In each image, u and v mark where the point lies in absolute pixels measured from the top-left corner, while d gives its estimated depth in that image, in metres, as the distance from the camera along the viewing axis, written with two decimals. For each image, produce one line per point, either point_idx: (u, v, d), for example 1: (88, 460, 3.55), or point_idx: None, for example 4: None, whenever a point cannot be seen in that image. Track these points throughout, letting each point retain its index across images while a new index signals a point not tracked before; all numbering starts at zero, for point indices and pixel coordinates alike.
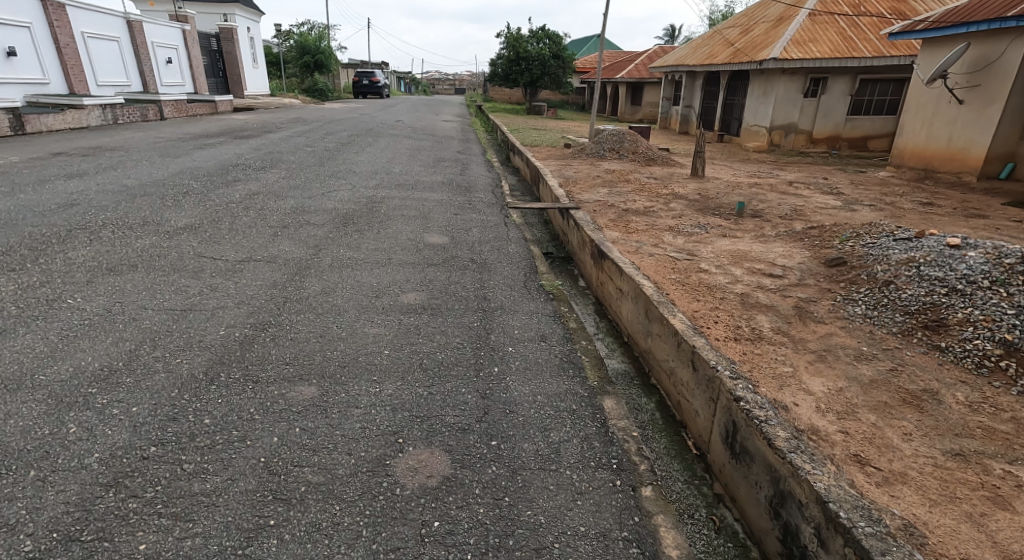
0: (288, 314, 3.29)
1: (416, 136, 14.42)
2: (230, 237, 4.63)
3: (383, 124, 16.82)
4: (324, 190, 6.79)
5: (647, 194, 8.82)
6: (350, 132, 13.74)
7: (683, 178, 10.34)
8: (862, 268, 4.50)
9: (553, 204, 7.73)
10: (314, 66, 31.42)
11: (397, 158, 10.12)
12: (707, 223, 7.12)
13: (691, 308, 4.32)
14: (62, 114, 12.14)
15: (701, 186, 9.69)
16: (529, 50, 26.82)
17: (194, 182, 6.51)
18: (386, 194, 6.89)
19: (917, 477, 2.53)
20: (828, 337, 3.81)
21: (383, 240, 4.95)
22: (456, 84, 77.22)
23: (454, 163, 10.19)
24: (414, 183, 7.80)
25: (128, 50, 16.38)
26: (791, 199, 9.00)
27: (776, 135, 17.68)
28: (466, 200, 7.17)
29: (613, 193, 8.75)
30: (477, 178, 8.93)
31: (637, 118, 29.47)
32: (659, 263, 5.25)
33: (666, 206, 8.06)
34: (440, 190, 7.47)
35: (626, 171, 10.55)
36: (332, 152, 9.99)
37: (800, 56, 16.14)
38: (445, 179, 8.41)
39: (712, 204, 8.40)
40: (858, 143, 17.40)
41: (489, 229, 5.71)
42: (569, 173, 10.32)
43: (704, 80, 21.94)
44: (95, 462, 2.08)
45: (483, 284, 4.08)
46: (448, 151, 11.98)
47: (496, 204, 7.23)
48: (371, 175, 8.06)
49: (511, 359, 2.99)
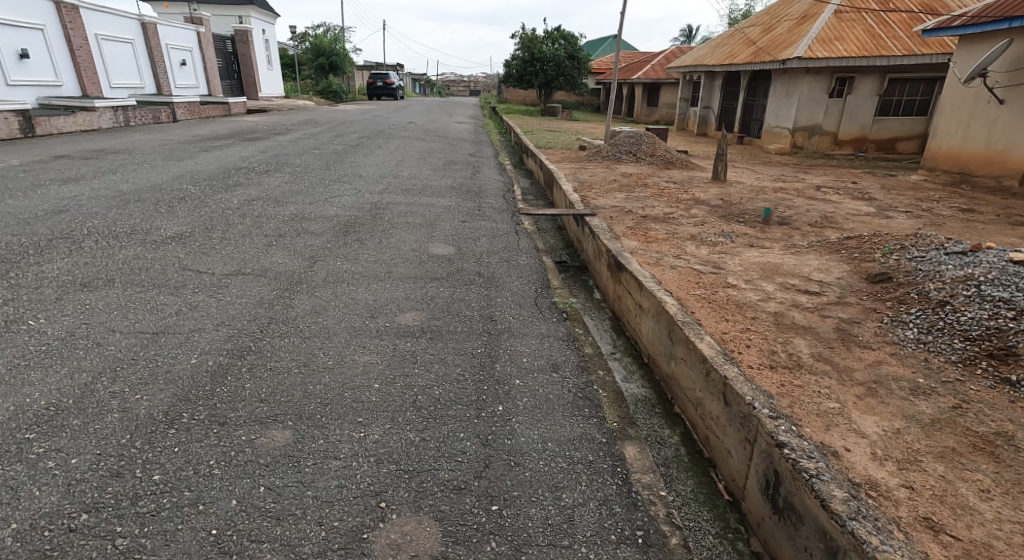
0: (272, 338, 2.96)
1: (427, 138, 14.14)
2: (222, 247, 4.32)
3: (395, 126, 16.58)
4: (328, 195, 6.50)
5: (667, 199, 8.42)
6: (361, 134, 13.49)
7: (703, 182, 9.91)
8: (911, 286, 4.08)
9: (567, 210, 7.36)
10: (328, 68, 31.41)
11: (406, 161, 9.81)
12: (732, 230, 6.72)
13: (719, 329, 3.92)
14: (73, 116, 12.04)
15: (722, 191, 9.26)
16: (544, 50, 26.46)
17: (193, 187, 6.25)
18: (393, 200, 6.57)
19: (1004, 551, 2.13)
20: (877, 366, 3.39)
21: (384, 250, 4.61)
22: (471, 86, 77.17)
23: (466, 167, 9.85)
24: (423, 188, 7.48)
25: (143, 53, 16.33)
26: (820, 205, 8.53)
27: (799, 137, 17.21)
28: (476, 205, 6.84)
29: (630, 197, 8.37)
30: (488, 182, 8.58)
31: (653, 120, 28.95)
32: (682, 276, 4.86)
33: (688, 212, 7.66)
34: (449, 196, 7.13)
35: (644, 175, 10.14)
36: (340, 156, 9.69)
37: (826, 55, 15.59)
38: (456, 184, 8.08)
39: (736, 210, 7.97)
40: (886, 145, 16.79)
41: (498, 239, 5.35)
42: (585, 176, 9.95)
43: (723, 80, 21.42)
44: (11, 536, 1.76)
45: (490, 302, 3.72)
46: (460, 154, 11.67)
47: (507, 211, 6.87)
48: (378, 180, 7.74)
49: (518, 395, 2.62)
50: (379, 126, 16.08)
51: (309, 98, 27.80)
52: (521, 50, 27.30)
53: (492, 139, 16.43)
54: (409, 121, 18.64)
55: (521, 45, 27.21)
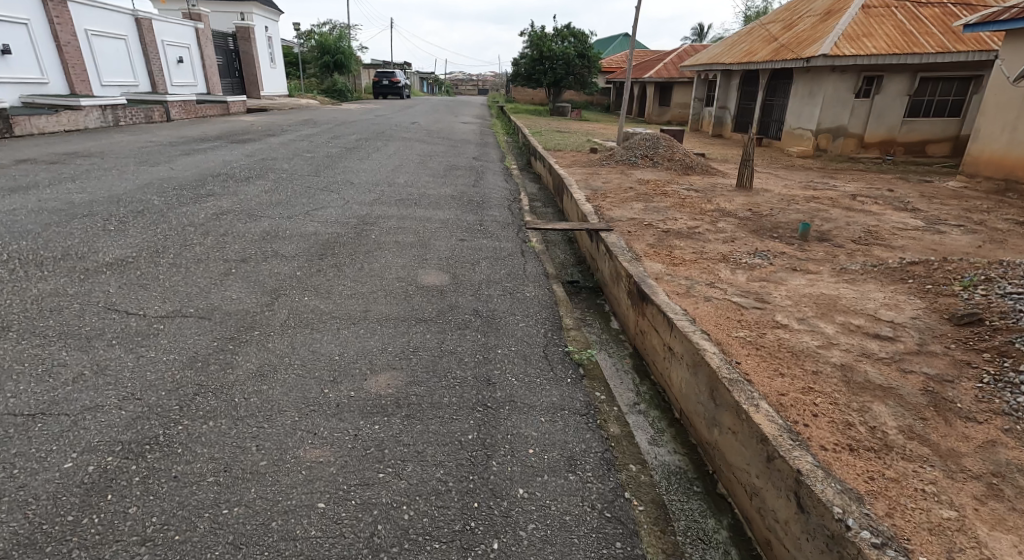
0: (190, 423, 2.21)
1: (430, 140, 13.41)
2: (167, 278, 3.58)
3: (398, 126, 15.89)
4: (313, 208, 5.76)
5: (690, 210, 7.64)
6: (360, 136, 12.77)
7: (727, 190, 9.13)
8: (1012, 334, 3.31)
9: (580, 223, 6.62)
10: (334, 66, 30.74)
11: (404, 166, 9.08)
12: (766, 249, 5.95)
13: (775, 388, 3.14)
14: (57, 115, 11.37)
15: (749, 201, 8.46)
16: (554, 49, 25.64)
17: (158, 197, 5.53)
18: (385, 213, 5.82)
19: None
20: (992, 450, 2.61)
21: (363, 279, 3.88)
22: (478, 85, 76.39)
23: (469, 172, 9.10)
24: (420, 198, 6.73)
25: (138, 49, 15.61)
26: (859, 217, 7.73)
27: (822, 139, 16.38)
28: (478, 218, 6.10)
29: (649, 208, 7.60)
30: (493, 190, 7.83)
31: (665, 120, 28.05)
32: (720, 310, 4.09)
33: (714, 226, 6.89)
34: (448, 208, 6.37)
35: (662, 182, 9.34)
36: (333, 160, 8.96)
37: (854, 51, 14.78)
38: (457, 193, 7.33)
39: (768, 223, 7.20)
40: (915, 148, 16.10)
41: (501, 263, 4.60)
42: (598, 183, 9.16)
43: (741, 79, 20.59)
44: None
45: (488, 355, 2.98)
46: (464, 158, 10.91)
47: (513, 226, 6.11)
48: (372, 189, 7.02)
49: (521, 520, 1.96)
50: (380, 127, 15.36)
51: (312, 97, 27.12)
52: (530, 48, 26.49)
53: (498, 140, 15.66)
54: (413, 121, 17.94)
55: (530, 43, 26.40)
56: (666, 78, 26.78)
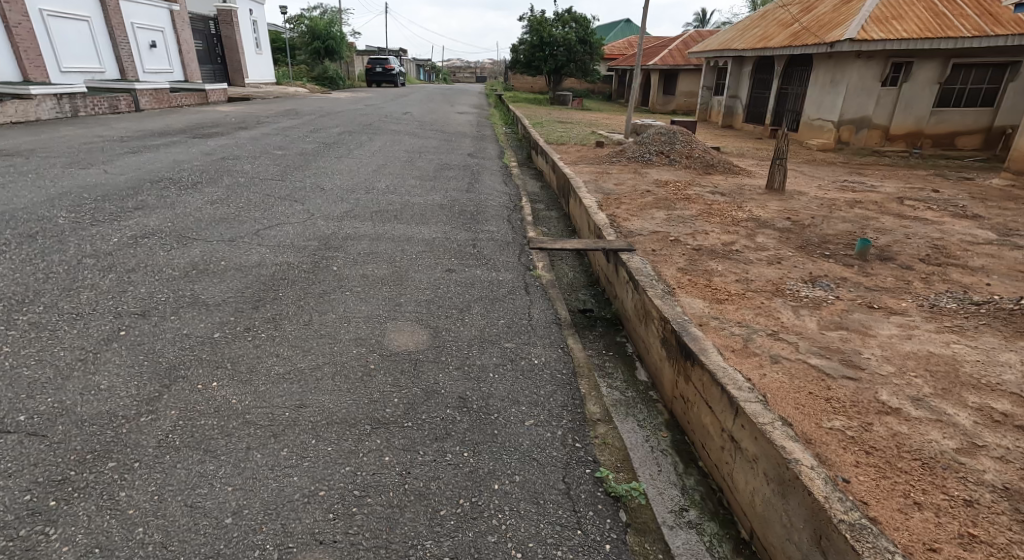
0: None
1: (421, 132, 12.29)
2: (15, 350, 2.54)
3: (389, 116, 14.76)
4: (266, 224, 4.68)
5: (720, 219, 6.61)
6: (345, 128, 11.65)
7: (757, 193, 8.10)
8: None
9: (594, 240, 5.60)
10: (325, 52, 29.42)
11: (390, 165, 8.00)
12: (825, 275, 4.93)
13: (921, 536, 2.08)
14: (3, 105, 10.19)
15: (785, 207, 7.42)
16: (554, 34, 24.39)
17: (68, 211, 4.44)
18: (354, 230, 4.74)
19: None
20: None
21: (306, 341, 2.82)
22: (476, 72, 74.61)
23: (464, 173, 8.01)
24: (404, 208, 5.65)
25: (104, 32, 14.34)
26: (916, 227, 6.72)
27: (845, 131, 15.54)
28: (472, 235, 5.04)
29: (673, 217, 6.57)
30: (490, 196, 6.76)
31: (670, 110, 26.84)
32: (798, 377, 3.03)
33: (753, 240, 5.86)
34: (436, 221, 5.30)
35: (682, 184, 8.28)
36: (307, 158, 7.85)
37: (882, 35, 13.81)
38: (448, 200, 6.27)
39: (814, 236, 6.18)
40: (943, 141, 15.26)
41: (499, 306, 3.55)
42: (610, 185, 8.10)
43: (754, 66, 19.51)
44: None
45: (464, 486, 2.10)
46: (458, 154, 9.81)
47: (514, 243, 5.06)
48: (347, 196, 5.93)
49: None
50: (369, 118, 14.20)
51: (301, 84, 25.81)
52: (529, 33, 25.18)
53: (496, 132, 14.54)
54: (404, 111, 16.80)
55: (529, 28, 25.10)
56: (672, 66, 25.57)
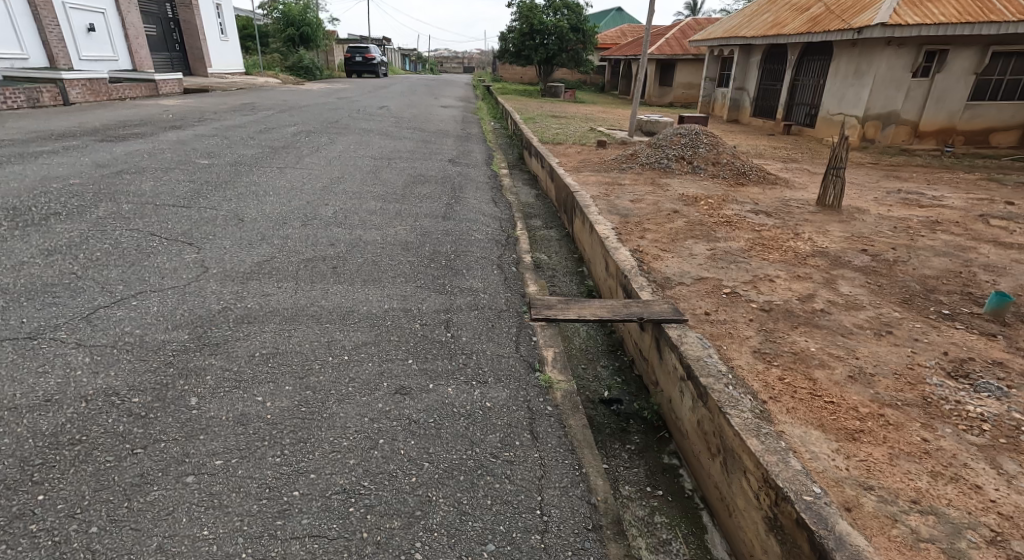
0: None
1: (395, 130, 10.59)
2: None
3: (361, 111, 13.01)
4: (116, 289, 3.03)
5: (779, 254, 5.02)
6: (304, 127, 9.92)
7: (808, 212, 6.53)
8: None
9: (625, 298, 4.02)
10: (299, 40, 27.64)
11: (346, 177, 6.31)
12: (968, 358, 3.35)
13: None
14: None
15: (851, 232, 5.84)
16: (545, 21, 22.58)
17: None
18: (254, 296, 3.14)
19: None
20: None
21: None
22: (465, 62, 72.48)
23: (442, 187, 6.35)
24: (348, 252, 4.00)
25: (27, 13, 12.41)
26: None
27: (870, 128, 14.00)
28: (444, 301, 3.42)
29: (718, 251, 4.97)
30: (473, 224, 5.10)
31: (667, 102, 25.19)
32: None
33: (837, 291, 4.27)
34: (393, 277, 3.66)
35: (715, 200, 6.67)
36: (238, 170, 6.16)
37: (918, 19, 12.21)
38: (416, 234, 4.60)
39: (911, 282, 4.60)
40: (976, 138, 13.86)
41: (482, 495, 2.05)
42: (626, 203, 6.48)
43: (763, 55, 17.88)
44: None
45: None
46: (437, 159, 8.13)
47: (508, 313, 3.46)
48: (272, 232, 4.27)
49: None
50: (337, 113, 12.42)
51: (273, 74, 23.84)
52: (519, 21, 23.37)
53: (483, 128, 12.83)
54: (380, 105, 14.97)
55: (518, 15, 23.28)
56: (669, 55, 23.92)
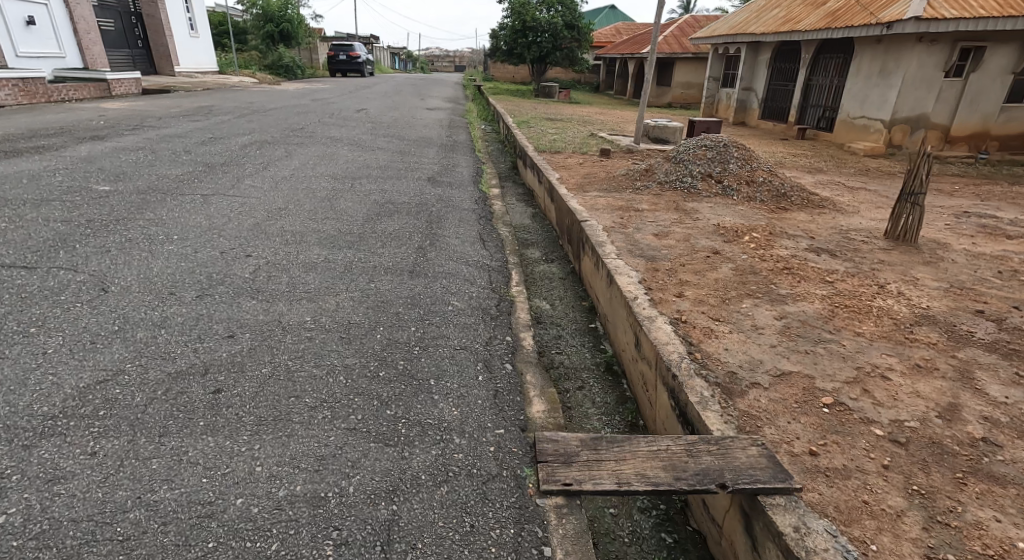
0: None
1: (367, 139, 9.16)
2: None
3: (334, 116, 11.52)
4: None
5: (874, 323, 3.63)
6: (260, 136, 8.46)
7: (879, 248, 5.16)
8: None
9: (695, 426, 2.60)
10: (279, 37, 25.90)
11: (287, 208, 4.87)
12: None
13: None
14: None
15: (949, 281, 4.47)
16: (539, 18, 21.00)
17: None
18: (29, 480, 1.91)
19: None
20: None
21: None
22: (455, 61, 71.29)
23: (416, 219, 4.93)
24: (249, 352, 2.61)
25: None
26: None
27: (897, 133, 12.56)
28: (385, 465, 2.11)
29: (793, 322, 3.57)
30: (451, 283, 3.69)
31: (665, 102, 23.80)
32: None
33: (993, 399, 2.86)
34: (306, 408, 2.32)
35: (761, 233, 5.29)
36: (145, 199, 4.72)
37: (957, 12, 10.85)
38: (364, 307, 3.19)
39: None
40: (1012, 143, 12.57)
41: None
42: (649, 238, 5.08)
43: (773, 53, 16.52)
44: None
45: None
46: (413, 177, 6.71)
47: (499, 484, 2.13)
48: (143, 313, 2.85)
49: None
50: (305, 118, 10.95)
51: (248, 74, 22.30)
52: (512, 17, 21.61)
53: (471, 133, 11.43)
54: (359, 108, 13.46)
55: (512, 10, 21.48)
56: (668, 53, 22.53)
